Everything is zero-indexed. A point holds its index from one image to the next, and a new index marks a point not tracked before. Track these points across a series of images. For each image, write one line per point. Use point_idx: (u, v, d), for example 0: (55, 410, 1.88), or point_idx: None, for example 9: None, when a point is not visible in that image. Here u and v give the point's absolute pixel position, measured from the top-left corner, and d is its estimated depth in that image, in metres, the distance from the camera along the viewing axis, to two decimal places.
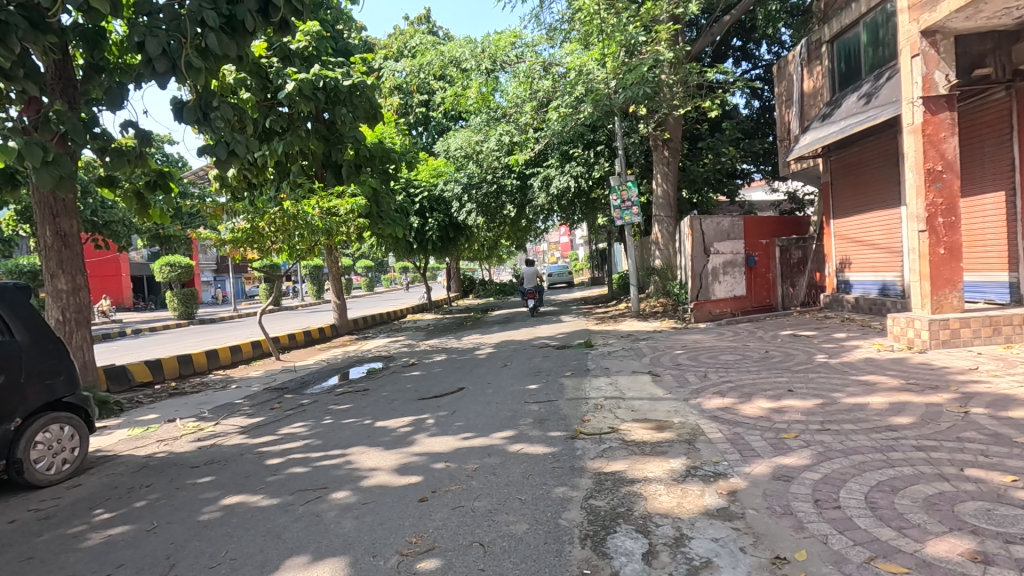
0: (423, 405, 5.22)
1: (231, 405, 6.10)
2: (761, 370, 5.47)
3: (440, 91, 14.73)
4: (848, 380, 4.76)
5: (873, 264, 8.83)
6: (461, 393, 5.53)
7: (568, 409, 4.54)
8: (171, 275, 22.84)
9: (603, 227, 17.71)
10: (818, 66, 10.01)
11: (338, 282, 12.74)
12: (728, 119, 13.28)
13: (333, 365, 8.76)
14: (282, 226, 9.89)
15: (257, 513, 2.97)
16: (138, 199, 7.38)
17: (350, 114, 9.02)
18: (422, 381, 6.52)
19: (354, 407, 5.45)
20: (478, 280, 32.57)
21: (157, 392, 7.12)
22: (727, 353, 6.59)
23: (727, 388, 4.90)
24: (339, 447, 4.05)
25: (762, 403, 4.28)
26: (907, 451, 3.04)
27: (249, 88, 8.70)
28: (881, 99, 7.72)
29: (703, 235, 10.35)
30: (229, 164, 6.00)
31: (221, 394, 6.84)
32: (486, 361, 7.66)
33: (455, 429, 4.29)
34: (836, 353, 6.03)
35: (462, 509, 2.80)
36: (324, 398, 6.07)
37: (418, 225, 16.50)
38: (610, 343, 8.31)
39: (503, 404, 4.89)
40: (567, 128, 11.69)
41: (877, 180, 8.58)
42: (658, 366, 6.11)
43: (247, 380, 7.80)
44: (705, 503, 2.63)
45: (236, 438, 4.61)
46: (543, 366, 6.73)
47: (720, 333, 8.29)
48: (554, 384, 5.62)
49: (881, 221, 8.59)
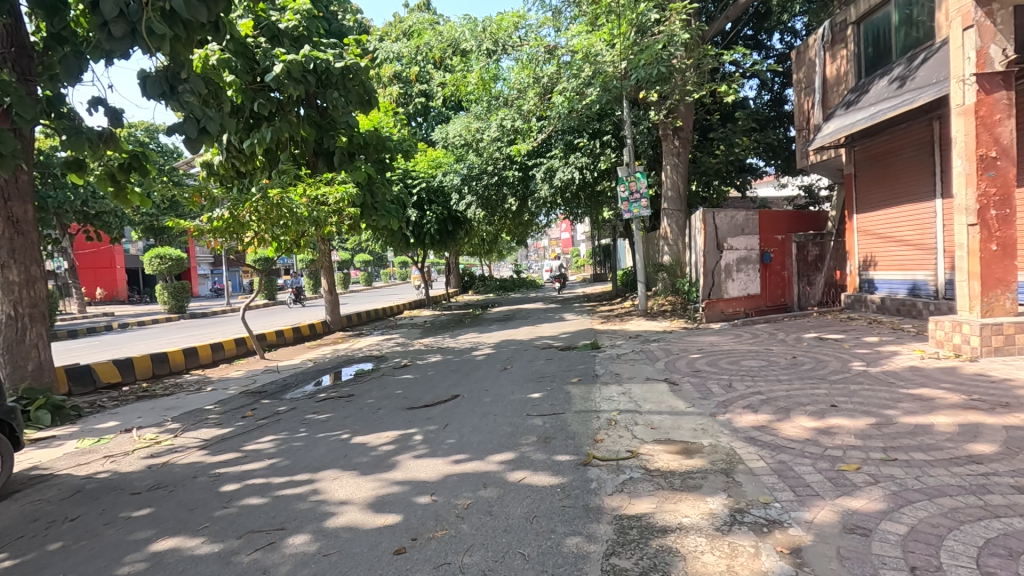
0: (410, 417, 4.60)
1: (199, 412, 5.48)
2: (792, 379, 4.85)
3: (438, 77, 14.08)
4: (900, 394, 4.14)
5: (901, 262, 8.21)
6: (454, 403, 4.92)
7: (577, 425, 3.93)
8: (161, 268, 22.25)
9: (607, 221, 17.07)
10: (843, 50, 9.29)
11: (330, 275, 12.17)
12: (741, 109, 12.64)
13: (319, 366, 8.14)
14: (264, 218, 8.54)
15: (192, 565, 2.37)
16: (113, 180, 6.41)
17: (343, 98, 9.00)
18: (413, 386, 5.90)
19: (334, 417, 4.83)
20: (478, 275, 31.84)
21: (122, 395, 6.50)
22: (750, 358, 5.97)
23: (758, 401, 4.27)
24: (308, 471, 3.44)
25: (804, 422, 3.67)
26: (1008, 495, 2.43)
27: (233, 70, 8.15)
28: (918, 82, 7.06)
29: (717, 230, 9.75)
30: (201, 143, 5.37)
31: (193, 398, 6.21)
32: (483, 364, 7.04)
33: (445, 448, 3.67)
34: (873, 360, 5.41)
35: (448, 568, 2.19)
36: (303, 405, 5.44)
37: (416, 217, 15.72)
38: (618, 344, 7.68)
39: (502, 417, 4.28)
40: (573, 114, 11.03)
41: (909, 171, 7.94)
42: (675, 373, 5.49)
43: (224, 382, 7.17)
44: (763, 568, 2.03)
45: (193, 455, 4.01)
46: (546, 371, 6.11)
47: (737, 335, 7.67)
48: (559, 392, 5.00)
49: (911, 215, 7.95)
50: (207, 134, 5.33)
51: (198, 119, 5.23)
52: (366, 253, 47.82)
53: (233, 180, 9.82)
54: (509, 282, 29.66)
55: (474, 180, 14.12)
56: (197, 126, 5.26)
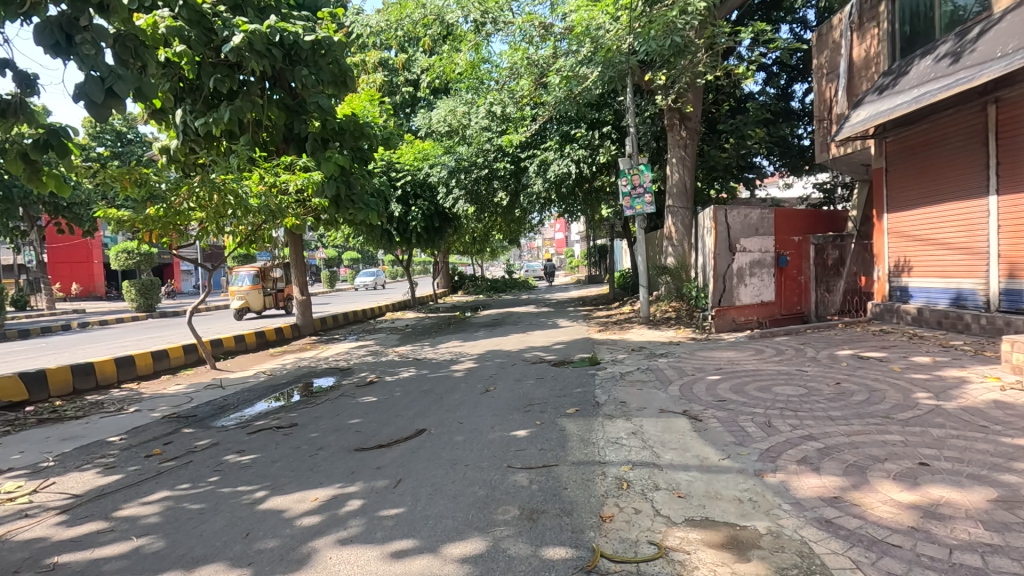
0: (356, 464, 3.51)
1: (102, 444, 4.37)
2: (849, 418, 3.79)
3: (425, 60, 12.99)
4: (1007, 448, 3.07)
5: (942, 268, 7.22)
6: (417, 443, 3.84)
7: (574, 490, 2.86)
8: (129, 262, 21.06)
9: (605, 219, 16.04)
10: (874, 29, 8.28)
11: (300, 274, 11.01)
12: (751, 100, 11.71)
13: (274, 379, 7.02)
14: (207, 206, 7.19)
15: None
16: (28, 159, 3.84)
17: (313, 76, 7.97)
18: (373, 414, 4.80)
19: (261, 460, 3.75)
20: (469, 275, 30.69)
21: (23, 417, 5.37)
22: (783, 383, 4.91)
23: (816, 452, 3.20)
24: (183, 566, 2.36)
25: (896, 494, 2.60)
26: None
27: (186, 40, 7.07)
28: (976, 58, 6.07)
29: (729, 229, 8.79)
30: (109, 111, 3.71)
31: (106, 424, 5.09)
32: (462, 382, 5.92)
33: (388, 526, 2.60)
34: (943, 390, 4.34)
35: None
36: (232, 438, 4.35)
37: (400, 213, 14.56)
38: (621, 360, 6.59)
39: (473, 472, 3.19)
40: (573, 98, 9.99)
41: (953, 164, 6.95)
42: (695, 404, 4.43)
43: (154, 400, 6.05)
44: None
45: (47, 522, 2.91)
46: (536, 395, 5.03)
47: (757, 350, 6.60)
48: (551, 430, 3.93)
49: (956, 214, 6.96)
50: (119, 98, 3.72)
51: (105, 76, 3.63)
52: (355, 253, 46.51)
53: (194, 168, 8.72)
54: (500, 283, 28.59)
55: (462, 173, 13.06)
56: (104, 86, 3.63)
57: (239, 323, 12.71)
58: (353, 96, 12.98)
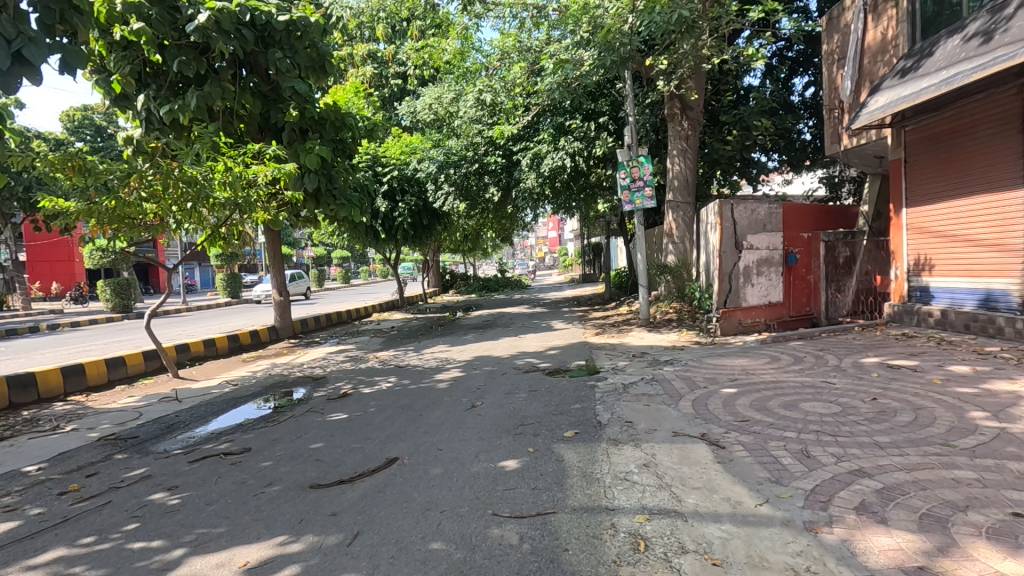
0: (304, 509, 2.86)
1: (14, 476, 3.69)
2: (902, 446, 3.18)
3: (412, 45, 12.23)
4: None
5: (968, 266, 6.65)
6: (383, 479, 3.18)
7: (576, 554, 2.22)
8: (103, 261, 20.26)
9: (601, 215, 15.45)
10: (891, 9, 7.69)
11: (278, 274, 10.28)
12: (756, 90, 11.11)
13: (237, 390, 6.32)
14: (162, 196, 6.38)
15: None
16: None
17: (287, 59, 7.23)
18: (339, 436, 4.15)
19: (194, 500, 3.09)
20: (460, 275, 29.87)
21: None
22: (811, 399, 4.29)
23: (874, 495, 2.59)
24: None
25: (998, 564, 1.99)
26: None
27: (145, 18, 6.20)
28: (1012, 34, 5.49)
29: (735, 225, 8.15)
30: (17, 80, 2.93)
31: (30, 447, 4.38)
32: (445, 396, 5.23)
33: None
34: (1001, 409, 3.73)
35: None
36: (169, 469, 3.68)
37: (386, 209, 13.84)
38: (622, 368, 5.94)
39: (447, 525, 2.55)
40: (569, 85, 9.30)
41: (984, 153, 6.38)
42: (713, 425, 3.81)
43: (97, 417, 5.34)
44: None
45: None
46: (528, 413, 4.38)
47: (773, 358, 5.97)
48: (545, 460, 3.30)
49: (986, 208, 6.39)
50: (31, 66, 2.93)
51: (11, 37, 2.86)
52: (345, 252, 45.56)
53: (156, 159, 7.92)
54: (492, 283, 27.80)
55: (451, 167, 12.46)
56: (10, 50, 2.86)
57: (219, 326, 11.99)
58: (337, 87, 12.26)
